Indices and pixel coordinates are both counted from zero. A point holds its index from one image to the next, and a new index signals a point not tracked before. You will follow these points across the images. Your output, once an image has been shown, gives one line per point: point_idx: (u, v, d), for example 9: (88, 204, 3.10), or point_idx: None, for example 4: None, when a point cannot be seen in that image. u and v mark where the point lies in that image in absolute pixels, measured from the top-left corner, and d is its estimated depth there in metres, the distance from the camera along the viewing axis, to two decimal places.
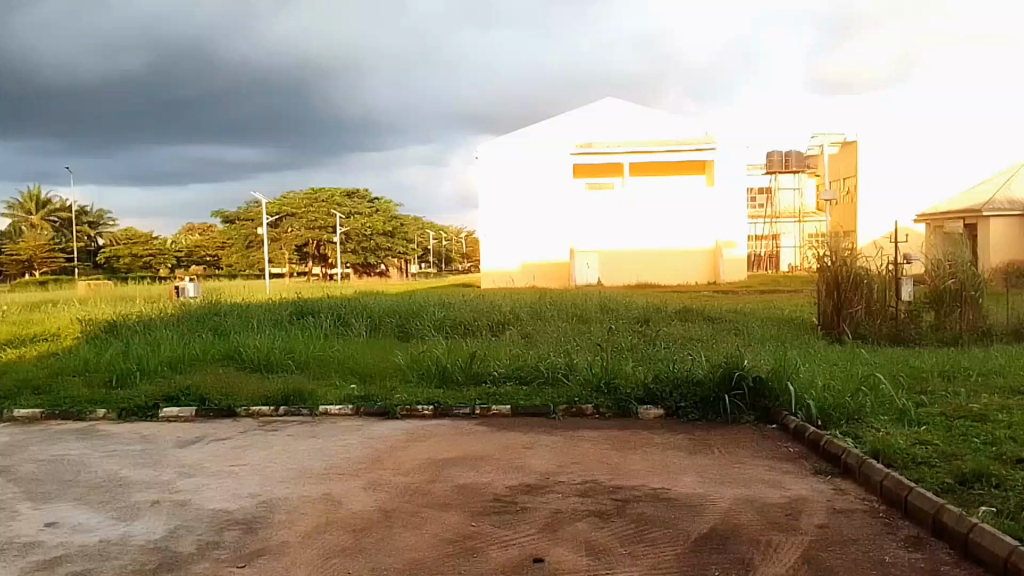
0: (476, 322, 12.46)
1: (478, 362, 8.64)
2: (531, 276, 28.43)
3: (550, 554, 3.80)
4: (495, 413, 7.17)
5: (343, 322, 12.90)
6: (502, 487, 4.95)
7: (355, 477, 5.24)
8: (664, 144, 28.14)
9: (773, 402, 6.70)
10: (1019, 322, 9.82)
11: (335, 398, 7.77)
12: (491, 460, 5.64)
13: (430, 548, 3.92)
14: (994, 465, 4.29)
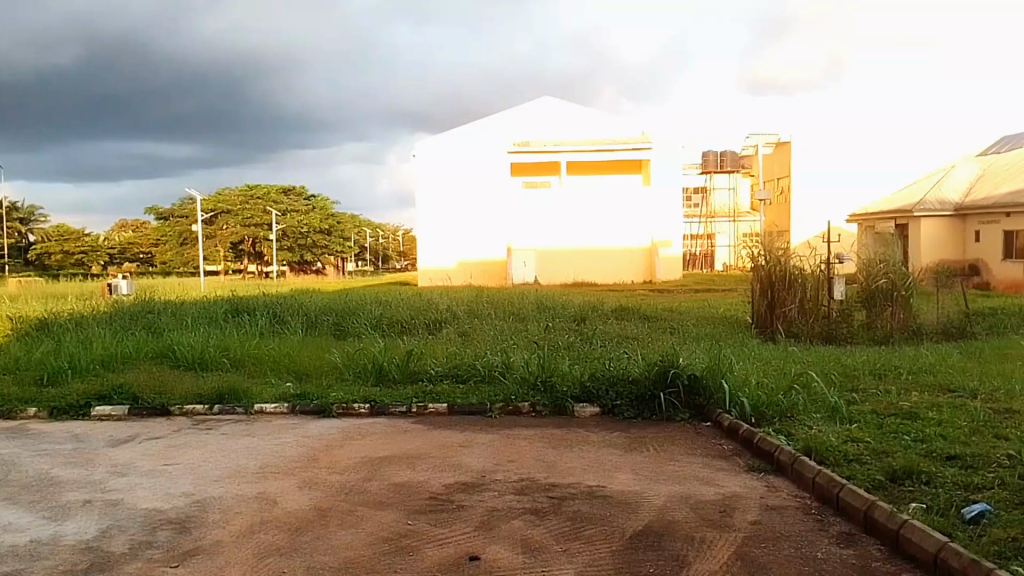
0: (412, 321, 12.34)
1: (416, 360, 8.54)
2: (468, 275, 28.43)
3: (486, 551, 3.74)
4: (432, 411, 7.08)
5: (279, 320, 12.66)
6: (438, 485, 4.87)
7: (289, 476, 5.10)
8: (601, 143, 28.18)
9: (708, 400, 6.75)
10: (948, 321, 10.10)
11: (271, 397, 7.58)
12: (428, 458, 5.56)
13: (367, 546, 3.83)
14: (923, 461, 4.37)
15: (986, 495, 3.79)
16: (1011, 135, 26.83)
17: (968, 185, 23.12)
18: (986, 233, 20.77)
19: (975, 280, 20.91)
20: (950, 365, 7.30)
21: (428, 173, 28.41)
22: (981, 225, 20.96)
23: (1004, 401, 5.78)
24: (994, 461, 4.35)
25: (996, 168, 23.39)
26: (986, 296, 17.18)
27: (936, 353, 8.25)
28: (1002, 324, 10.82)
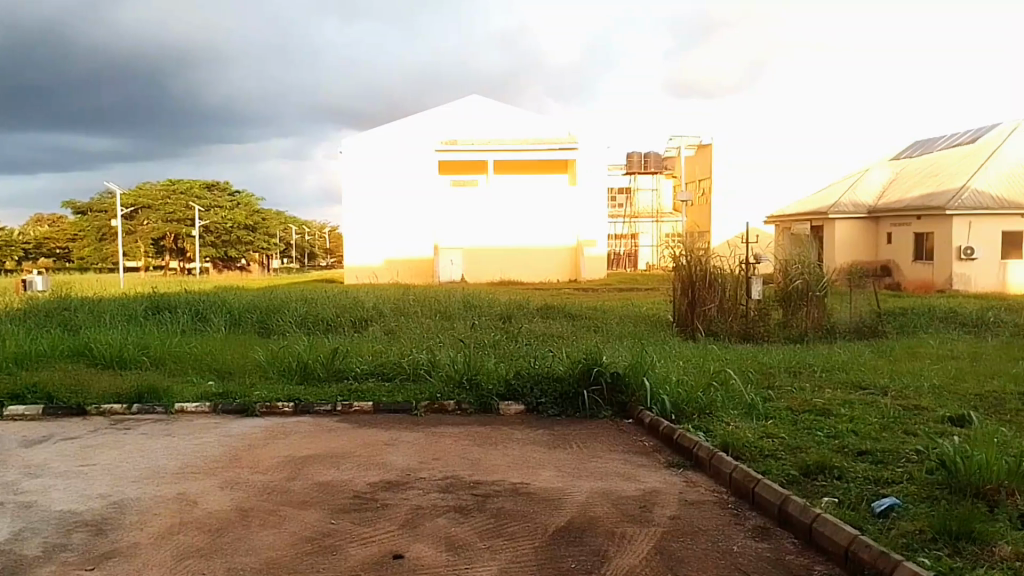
0: (338, 319, 12.20)
1: (341, 358, 8.44)
2: (395, 272, 28.15)
3: (410, 549, 3.72)
4: (357, 410, 7.01)
5: (200, 317, 12.36)
6: (362, 484, 4.82)
7: (209, 476, 5.00)
8: (527, 142, 28.34)
9: (630, 397, 6.86)
10: (861, 319, 10.49)
11: (191, 395, 7.41)
12: (353, 457, 5.50)
13: (288, 546, 3.77)
14: (835, 457, 4.50)
15: (895, 489, 3.91)
16: (921, 140, 27.85)
17: (880, 189, 23.94)
18: (897, 234, 21.50)
19: (886, 280, 21.67)
20: (860, 363, 7.55)
21: (355, 170, 27.93)
22: (892, 227, 21.73)
23: (915, 399, 6.01)
24: (904, 456, 4.51)
25: (908, 173, 24.27)
26: (896, 296, 17.86)
27: (849, 351, 8.41)
28: (910, 323, 11.25)
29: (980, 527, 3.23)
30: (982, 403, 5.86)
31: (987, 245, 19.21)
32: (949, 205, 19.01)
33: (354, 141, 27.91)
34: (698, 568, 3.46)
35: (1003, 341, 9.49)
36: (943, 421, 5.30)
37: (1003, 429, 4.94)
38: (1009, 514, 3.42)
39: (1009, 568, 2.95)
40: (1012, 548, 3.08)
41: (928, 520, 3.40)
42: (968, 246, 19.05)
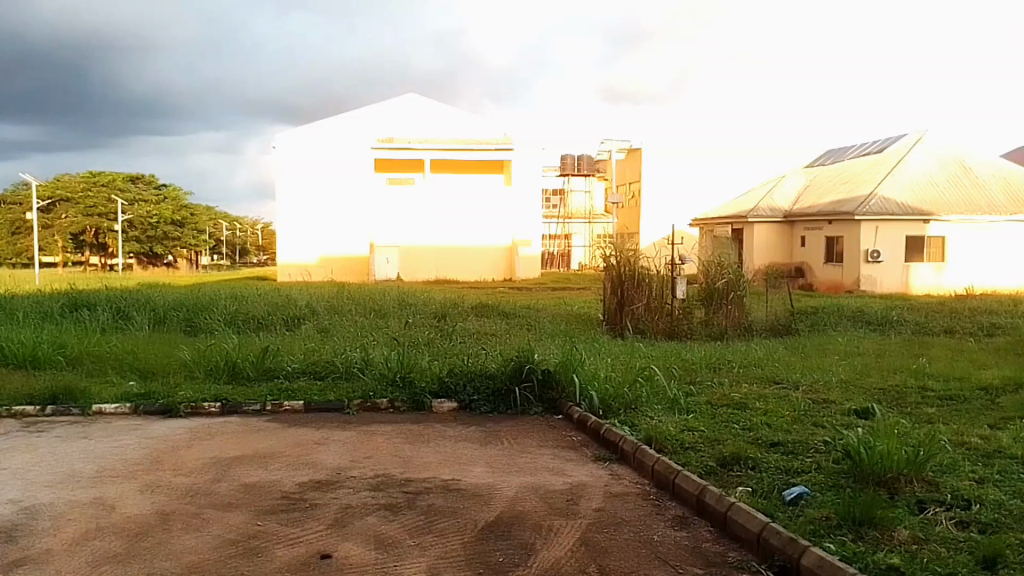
0: (269, 317, 12.12)
1: (271, 356, 8.42)
2: (328, 270, 27.91)
3: (338, 549, 3.79)
4: (287, 409, 7.03)
5: (123, 315, 12.14)
6: (291, 484, 4.87)
7: (130, 479, 4.98)
8: (464, 142, 28.44)
9: (560, 394, 7.03)
10: (776, 319, 10.90)
11: (111, 396, 7.31)
12: (281, 457, 5.53)
13: (211, 550, 3.81)
14: (750, 448, 4.72)
15: (804, 478, 4.13)
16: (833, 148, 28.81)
17: (795, 194, 24.67)
18: (812, 239, 22.12)
19: (800, 282, 22.35)
20: (774, 359, 7.88)
21: (287, 165, 27.62)
22: (807, 231, 22.35)
23: (824, 393, 6.29)
24: (812, 447, 4.74)
25: (821, 179, 25.05)
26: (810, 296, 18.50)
27: (765, 348, 8.70)
28: (822, 322, 11.71)
29: (881, 513, 3.43)
30: (885, 396, 6.18)
31: (893, 249, 20.02)
32: (858, 211, 19.75)
33: (289, 138, 27.65)
34: (619, 557, 3.61)
35: (907, 340, 9.90)
36: (850, 414, 5.57)
37: (903, 420, 5.23)
38: (907, 501, 3.64)
39: (905, 549, 3.15)
40: (909, 533, 3.29)
41: (834, 508, 3.59)
42: (875, 249, 19.85)
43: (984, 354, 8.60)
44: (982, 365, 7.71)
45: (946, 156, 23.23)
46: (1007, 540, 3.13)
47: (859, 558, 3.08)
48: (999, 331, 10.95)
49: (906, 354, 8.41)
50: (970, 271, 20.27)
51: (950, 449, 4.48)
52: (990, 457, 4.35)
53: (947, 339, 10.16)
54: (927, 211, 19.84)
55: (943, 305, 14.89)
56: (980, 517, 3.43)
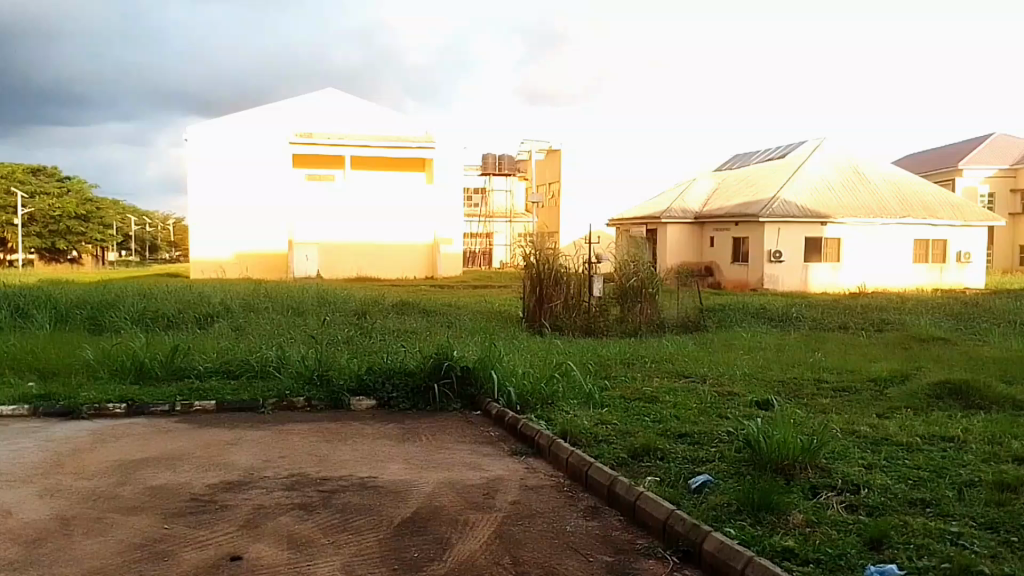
0: (179, 315, 11.89)
1: (181, 356, 8.29)
2: (244, 267, 27.38)
3: (249, 550, 3.77)
4: (198, 409, 6.94)
5: (22, 313, 11.74)
6: (200, 486, 4.82)
7: (28, 484, 4.86)
8: (384, 139, 28.37)
9: (479, 390, 7.12)
10: (686, 315, 11.23)
11: (7, 398, 7.09)
12: (190, 458, 5.47)
13: (115, 554, 3.73)
14: (659, 440, 4.89)
15: (709, 466, 4.31)
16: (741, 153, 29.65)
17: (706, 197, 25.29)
18: (720, 240, 22.73)
19: (710, 280, 22.82)
20: (684, 353, 8.14)
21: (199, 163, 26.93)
22: (716, 232, 22.93)
23: (729, 386, 6.54)
24: (716, 437, 4.95)
25: (729, 183, 25.76)
26: (719, 295, 17.55)
27: (674, 344, 8.99)
28: (728, 318, 12.11)
29: (778, 498, 3.62)
30: (784, 388, 6.46)
31: (795, 249, 20.72)
32: (762, 212, 20.43)
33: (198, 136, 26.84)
34: (532, 548, 3.71)
35: (806, 334, 10.34)
36: (751, 405, 5.81)
37: (800, 411, 5.50)
38: (802, 486, 3.85)
39: (799, 532, 3.34)
40: (803, 516, 3.48)
41: (735, 494, 3.76)
42: (777, 250, 20.53)
43: (875, 347, 9.06)
44: (874, 357, 8.13)
45: (846, 163, 24.17)
46: (891, 521, 3.35)
47: (757, 541, 3.26)
48: (888, 326, 11.52)
49: (805, 348, 8.77)
50: (863, 270, 21.18)
51: (842, 438, 4.74)
52: (878, 444, 4.62)
53: (842, 333, 10.65)
54: (825, 214, 20.67)
55: (844, 302, 15.53)
56: (867, 501, 3.65)
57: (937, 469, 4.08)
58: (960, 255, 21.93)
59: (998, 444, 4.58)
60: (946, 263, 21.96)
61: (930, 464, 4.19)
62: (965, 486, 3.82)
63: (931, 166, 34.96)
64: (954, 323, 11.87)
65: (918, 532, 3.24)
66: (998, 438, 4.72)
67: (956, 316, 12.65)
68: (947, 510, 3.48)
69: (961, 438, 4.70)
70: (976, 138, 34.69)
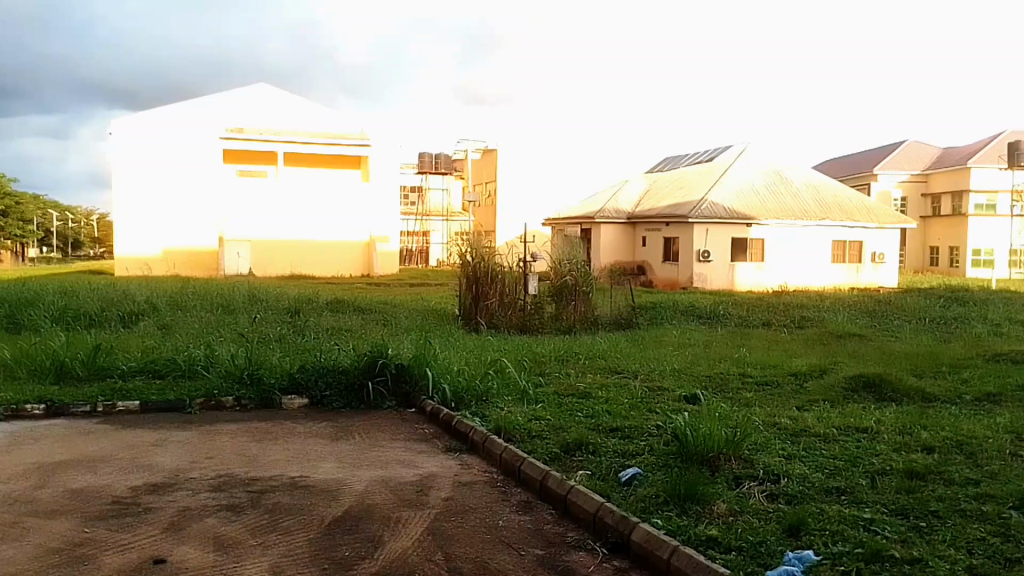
0: (103, 314, 11.58)
1: (104, 355, 8.11)
2: (172, 264, 26.83)
3: (172, 553, 3.72)
4: (121, 410, 6.82)
5: None
6: (123, 488, 4.75)
7: None
8: (319, 137, 28.12)
9: (413, 388, 7.16)
10: (619, 314, 11.45)
11: None
12: (113, 460, 5.38)
13: (32, 560, 3.65)
14: (591, 434, 5.00)
15: (639, 460, 4.42)
16: (671, 155, 30.14)
17: (638, 198, 25.63)
18: (652, 240, 23.05)
19: (642, 279, 23.13)
20: (616, 350, 8.28)
21: (123, 158, 26.26)
22: (648, 232, 23.26)
23: (660, 381, 6.71)
24: (646, 431, 5.07)
25: (660, 184, 26.19)
26: (655, 295, 17.44)
27: (606, 341, 9.11)
28: (659, 315, 12.34)
29: (703, 489, 3.74)
30: (710, 382, 6.64)
31: (721, 249, 21.25)
32: (692, 214, 20.82)
33: (121, 141, 26.19)
34: (464, 543, 3.76)
35: (731, 331, 10.66)
36: (680, 400, 5.97)
37: (726, 405, 5.66)
38: (726, 477, 3.99)
39: (722, 522, 3.46)
40: (727, 506, 3.61)
41: (662, 487, 3.87)
42: (705, 250, 21.01)
43: (796, 343, 9.36)
44: (795, 353, 8.39)
45: (773, 168, 24.75)
46: (808, 509, 3.49)
47: (682, 531, 3.38)
48: (808, 323, 11.87)
49: (731, 344, 9.00)
50: (784, 270, 21.82)
51: (763, 430, 4.90)
52: (798, 435, 4.79)
53: (764, 330, 11.00)
54: (750, 216, 21.21)
55: (767, 300, 15.90)
56: (786, 490, 3.81)
57: (852, 458, 4.27)
58: (875, 255, 22.62)
59: (909, 434, 4.80)
60: (863, 263, 22.68)
61: (845, 453, 4.37)
62: (877, 474, 4.01)
63: (849, 170, 36.11)
64: (868, 320, 12.37)
65: (834, 519, 3.39)
66: (908, 428, 4.94)
67: (872, 314, 13.10)
68: (861, 498, 3.64)
69: (874, 429, 4.91)
70: (890, 144, 35.91)
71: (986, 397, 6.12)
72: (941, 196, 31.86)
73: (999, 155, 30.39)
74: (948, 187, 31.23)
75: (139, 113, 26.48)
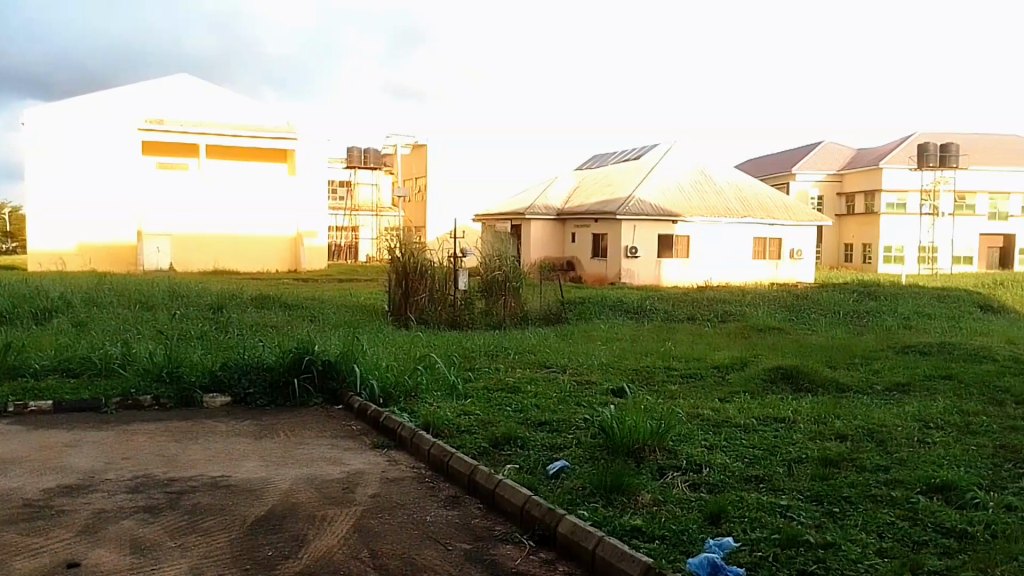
0: (14, 310, 11.19)
1: (15, 353, 7.84)
2: (87, 259, 26.02)
3: (87, 556, 3.63)
4: (34, 410, 6.59)
5: None
6: (35, 491, 4.60)
7: None
8: (244, 129, 27.58)
9: (341, 384, 7.12)
10: (548, 309, 11.58)
11: None
12: (23, 462, 5.20)
13: None
14: (519, 429, 5.04)
15: (566, 453, 4.48)
16: (598, 155, 30.45)
17: (567, 196, 25.82)
18: (581, 235, 23.29)
19: (571, 275, 23.35)
20: (545, 345, 8.36)
21: (37, 151, 25.46)
22: (577, 229, 23.50)
23: (587, 374, 6.80)
24: (574, 424, 5.14)
25: (588, 182, 26.43)
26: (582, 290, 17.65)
27: (535, 336, 9.18)
28: (587, 310, 12.51)
29: (628, 480, 3.82)
30: (636, 376, 6.77)
31: (648, 244, 21.61)
32: (620, 211, 21.08)
33: (31, 139, 25.35)
34: (391, 540, 3.76)
35: (658, 325, 10.84)
36: (607, 393, 6.06)
37: (651, 398, 5.76)
38: (651, 468, 4.08)
39: (647, 511, 3.54)
40: (650, 496, 3.70)
41: (588, 479, 3.93)
42: (633, 246, 21.32)
43: (718, 336, 9.58)
44: (718, 346, 8.60)
45: (697, 167, 25.19)
46: (728, 498, 3.59)
47: (607, 522, 3.44)
48: (730, 317, 12.19)
49: (657, 338, 9.17)
50: (709, 265, 22.33)
51: (687, 422, 5.02)
52: (719, 427, 4.92)
53: (689, 324, 11.23)
54: (675, 213, 21.61)
55: (691, 295, 16.21)
56: (708, 479, 3.91)
57: (771, 448, 4.40)
58: (794, 251, 23.30)
59: (825, 424, 4.98)
60: (782, 258, 23.30)
61: (764, 443, 4.51)
62: (793, 462, 4.15)
63: (770, 170, 37.01)
64: (787, 313, 12.73)
65: (753, 506, 3.50)
66: (824, 418, 5.11)
67: (791, 308, 13.48)
68: (779, 486, 3.76)
69: (792, 419, 5.08)
70: (809, 146, 37.01)
71: (895, 387, 6.38)
72: (856, 196, 32.92)
73: (909, 156, 31.51)
74: (862, 188, 32.29)
75: (52, 104, 25.42)
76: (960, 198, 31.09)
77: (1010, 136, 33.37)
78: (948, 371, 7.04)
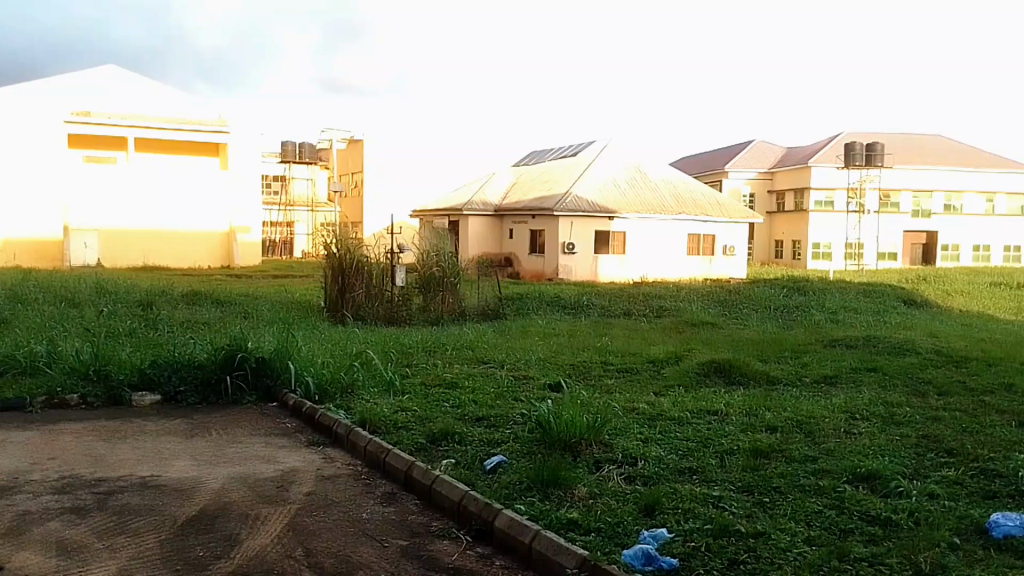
0: None
1: None
2: (11, 255, 25.07)
3: (10, 560, 3.51)
4: None
5: None
6: None
7: None
8: (172, 122, 26.91)
9: (275, 381, 7.02)
10: (486, 304, 11.60)
11: None
12: None
13: None
14: (456, 424, 5.03)
15: (503, 448, 4.49)
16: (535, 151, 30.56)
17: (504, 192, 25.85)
18: (518, 231, 23.34)
19: (509, 271, 23.35)
20: (483, 341, 8.36)
21: None
22: (514, 224, 23.55)
23: (524, 370, 6.82)
24: (511, 419, 5.16)
25: (525, 179, 26.49)
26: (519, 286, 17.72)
27: (473, 330, 9.17)
28: (526, 306, 12.56)
29: (564, 474, 3.85)
30: (573, 371, 6.81)
31: (585, 240, 21.77)
32: (557, 207, 21.18)
33: None
34: (327, 538, 3.72)
35: (594, 321, 10.94)
36: (544, 388, 6.10)
37: (587, 393, 5.82)
38: (587, 461, 4.12)
39: (583, 505, 3.57)
40: (586, 490, 3.74)
41: (525, 473, 3.95)
42: (570, 242, 21.47)
43: (653, 331, 9.71)
44: (653, 341, 8.70)
45: (631, 163, 25.44)
46: (662, 490, 3.65)
47: (543, 516, 3.47)
48: (665, 312, 12.37)
49: (593, 334, 9.24)
50: (644, 262, 22.59)
51: (623, 416, 5.07)
52: (654, 420, 4.99)
53: (625, 319, 11.36)
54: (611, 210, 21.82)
55: (627, 291, 16.39)
56: (643, 471, 3.96)
57: (704, 440, 4.48)
58: (726, 248, 23.69)
59: (755, 416, 5.08)
60: (715, 254, 23.69)
61: (697, 435, 4.59)
62: (725, 454, 4.23)
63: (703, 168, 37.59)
64: (719, 308, 12.96)
65: (686, 497, 3.56)
66: (754, 411, 5.22)
67: (722, 303, 13.74)
68: (711, 477, 3.83)
69: (724, 412, 5.18)
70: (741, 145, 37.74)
71: (824, 379, 6.55)
72: (785, 194, 33.69)
73: (836, 156, 32.34)
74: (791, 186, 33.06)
75: None
76: (886, 196, 31.98)
77: (931, 137, 34.50)
78: (874, 363, 7.24)
